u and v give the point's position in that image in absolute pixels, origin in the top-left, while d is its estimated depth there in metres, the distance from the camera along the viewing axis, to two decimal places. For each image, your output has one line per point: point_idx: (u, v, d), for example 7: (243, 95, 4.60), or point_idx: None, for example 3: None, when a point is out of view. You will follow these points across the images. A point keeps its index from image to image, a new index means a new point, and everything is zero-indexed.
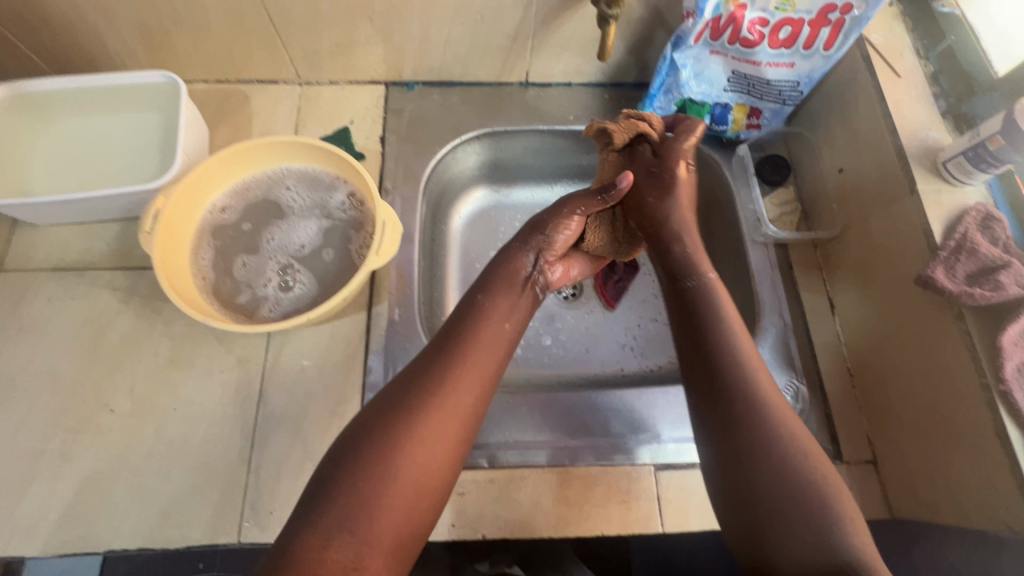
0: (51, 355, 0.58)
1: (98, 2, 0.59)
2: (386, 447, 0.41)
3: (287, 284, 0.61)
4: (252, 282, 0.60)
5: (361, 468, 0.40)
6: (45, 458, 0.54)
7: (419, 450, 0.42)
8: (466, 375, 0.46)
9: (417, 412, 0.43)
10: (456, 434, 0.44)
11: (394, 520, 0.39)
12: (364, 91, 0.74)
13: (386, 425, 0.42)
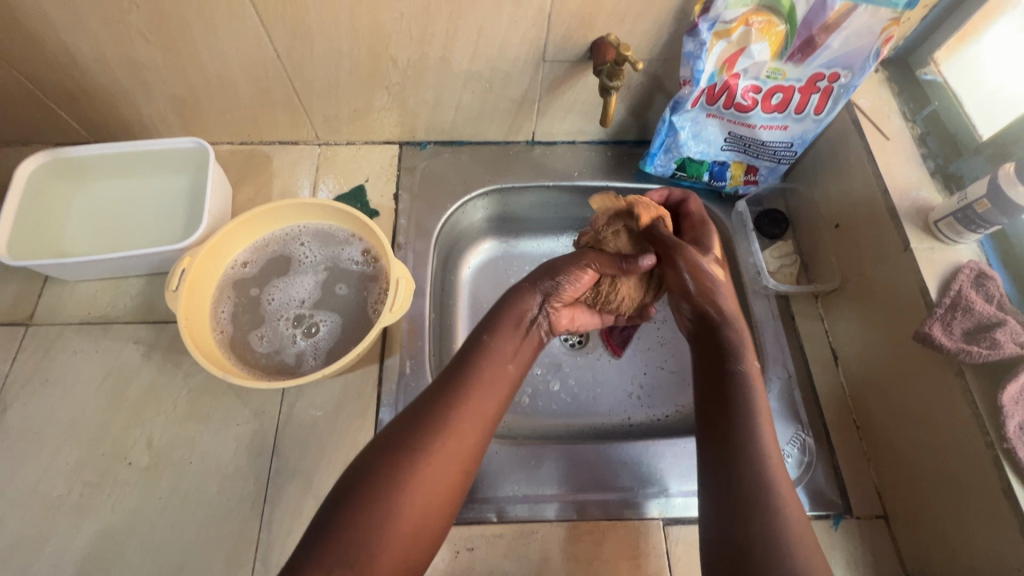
0: (74, 408, 0.60)
1: (137, 76, 0.65)
2: (383, 483, 0.42)
3: (310, 330, 0.63)
4: (272, 332, 0.63)
5: (366, 484, 0.42)
6: (63, 511, 0.56)
7: (418, 472, 0.43)
8: (471, 406, 0.48)
9: (426, 436, 0.45)
10: (457, 465, 0.45)
11: (390, 558, 0.40)
12: (379, 151, 0.78)
13: (394, 445, 0.44)
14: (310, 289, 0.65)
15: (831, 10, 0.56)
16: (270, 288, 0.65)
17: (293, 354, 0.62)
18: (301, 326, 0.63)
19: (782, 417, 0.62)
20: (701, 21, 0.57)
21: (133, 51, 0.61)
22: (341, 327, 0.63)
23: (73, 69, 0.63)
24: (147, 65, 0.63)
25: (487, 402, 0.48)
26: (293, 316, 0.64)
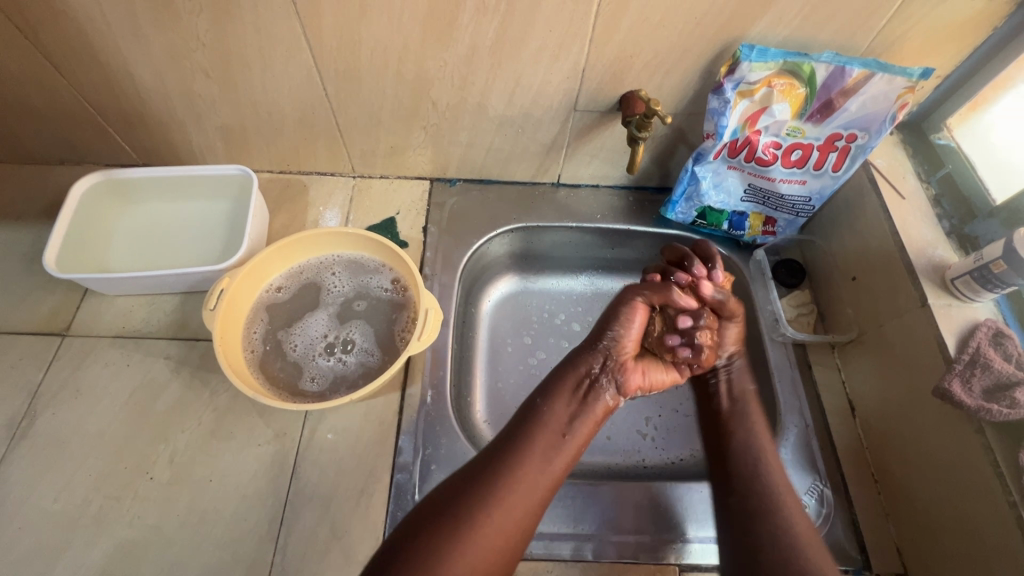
0: (102, 419, 0.61)
1: (192, 107, 0.69)
2: (441, 542, 0.46)
3: (353, 343, 0.65)
4: (310, 354, 0.64)
5: (467, 503, 0.48)
6: (81, 523, 0.56)
7: (472, 552, 0.46)
8: (519, 489, 0.50)
9: (531, 454, 0.52)
10: (517, 520, 0.49)
11: None
12: (411, 186, 0.81)
13: (443, 526, 0.47)
14: (336, 314, 0.67)
15: (849, 76, 0.59)
16: (306, 308, 0.67)
17: (319, 377, 0.63)
18: (344, 341, 0.65)
19: (800, 468, 0.62)
20: (726, 81, 0.60)
21: (192, 83, 0.66)
22: (381, 335, 0.66)
23: (134, 98, 0.68)
24: (204, 97, 0.68)
25: (540, 483, 0.51)
26: (329, 335, 0.66)
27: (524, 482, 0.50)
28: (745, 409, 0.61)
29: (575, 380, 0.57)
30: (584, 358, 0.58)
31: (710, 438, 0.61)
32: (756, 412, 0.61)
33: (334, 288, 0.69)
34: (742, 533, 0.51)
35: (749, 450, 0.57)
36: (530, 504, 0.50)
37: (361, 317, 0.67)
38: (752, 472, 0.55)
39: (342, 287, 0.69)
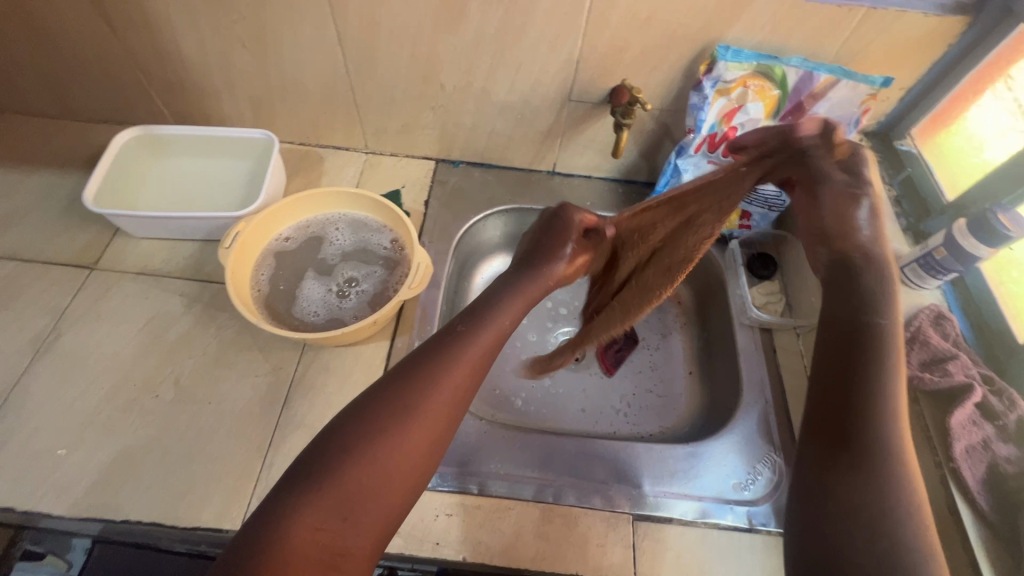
0: (118, 342, 0.68)
1: (229, 77, 0.77)
2: (379, 438, 0.42)
3: (355, 285, 0.72)
4: (327, 299, 0.71)
5: (411, 399, 0.44)
6: (92, 428, 0.62)
7: (371, 477, 0.41)
8: (456, 384, 0.46)
9: (474, 350, 0.48)
10: (449, 420, 0.46)
11: (382, 508, 0.41)
12: (417, 164, 0.88)
13: (382, 423, 0.43)
14: (337, 267, 0.73)
15: (816, 81, 0.66)
16: (311, 259, 0.74)
17: (316, 320, 0.69)
18: (350, 282, 0.72)
19: (755, 441, 0.66)
20: (705, 78, 0.67)
21: (230, 55, 0.74)
22: (386, 273, 0.72)
23: (178, 65, 0.76)
24: (238, 67, 0.76)
25: (439, 412, 0.45)
26: (331, 284, 0.72)
27: (431, 412, 0.44)
28: (881, 346, 0.44)
29: (500, 320, 0.52)
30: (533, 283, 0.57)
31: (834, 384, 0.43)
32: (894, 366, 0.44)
33: (337, 242, 0.75)
34: (849, 533, 0.36)
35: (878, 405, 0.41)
36: (436, 425, 0.45)
37: (361, 270, 0.73)
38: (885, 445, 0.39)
39: (346, 241, 0.75)
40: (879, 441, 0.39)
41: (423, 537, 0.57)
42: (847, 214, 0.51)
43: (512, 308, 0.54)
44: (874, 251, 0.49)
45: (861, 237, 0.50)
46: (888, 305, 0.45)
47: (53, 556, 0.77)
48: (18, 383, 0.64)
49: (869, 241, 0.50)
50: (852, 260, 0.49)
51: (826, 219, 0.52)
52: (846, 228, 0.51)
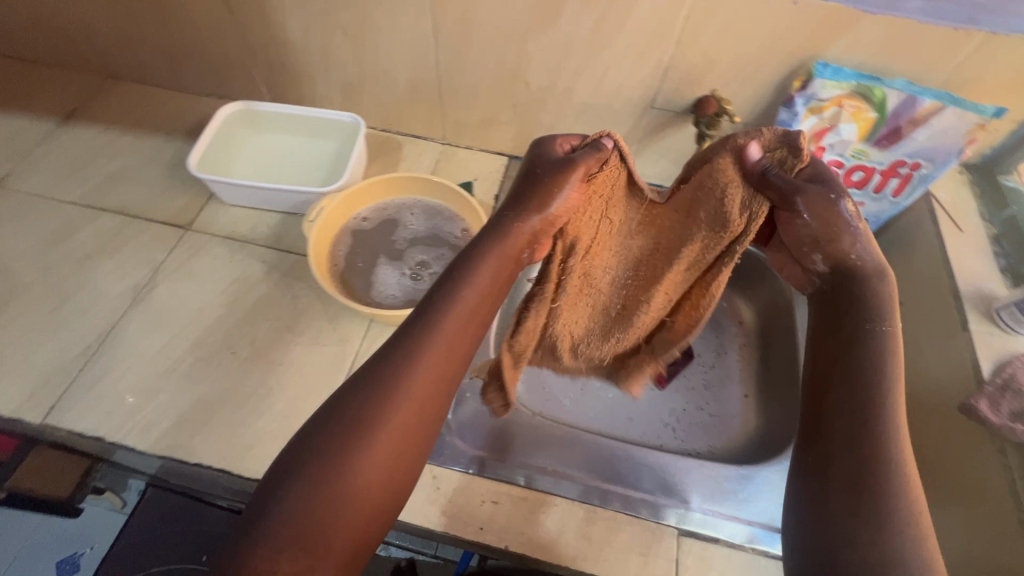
0: (204, 298, 0.73)
1: (326, 61, 0.81)
2: (346, 438, 0.41)
3: (427, 269, 0.74)
4: (402, 283, 0.73)
5: (382, 395, 0.43)
6: (175, 374, 0.66)
7: (341, 483, 0.40)
8: (435, 369, 0.45)
9: (457, 327, 0.47)
10: (429, 409, 0.45)
11: (364, 504, 0.41)
12: (491, 159, 0.90)
13: (346, 421, 0.42)
14: (412, 249, 0.76)
15: (919, 106, 0.62)
16: (385, 240, 0.76)
17: (387, 297, 0.71)
18: (422, 265, 0.74)
19: None
20: (797, 95, 0.66)
21: (330, 40, 0.78)
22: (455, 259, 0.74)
23: (281, 47, 0.81)
24: (336, 53, 0.80)
25: (417, 401, 0.44)
26: (404, 265, 0.74)
27: (394, 420, 0.43)
28: (877, 352, 0.45)
29: (451, 323, 0.47)
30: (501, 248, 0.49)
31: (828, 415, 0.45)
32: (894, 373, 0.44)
33: (411, 226, 0.78)
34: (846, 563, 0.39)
35: (874, 428, 0.43)
36: (399, 437, 0.43)
37: (433, 255, 0.75)
38: (885, 473, 0.41)
39: (419, 226, 0.78)
40: (880, 477, 0.41)
41: (468, 520, 0.58)
42: (848, 260, 0.48)
43: (481, 280, 0.48)
44: (876, 294, 0.47)
45: (854, 267, 0.48)
46: (889, 316, 0.46)
47: (109, 493, 0.88)
48: (115, 326, 0.70)
49: (873, 286, 0.47)
50: (840, 306, 0.48)
51: (813, 267, 0.51)
52: (845, 268, 0.48)
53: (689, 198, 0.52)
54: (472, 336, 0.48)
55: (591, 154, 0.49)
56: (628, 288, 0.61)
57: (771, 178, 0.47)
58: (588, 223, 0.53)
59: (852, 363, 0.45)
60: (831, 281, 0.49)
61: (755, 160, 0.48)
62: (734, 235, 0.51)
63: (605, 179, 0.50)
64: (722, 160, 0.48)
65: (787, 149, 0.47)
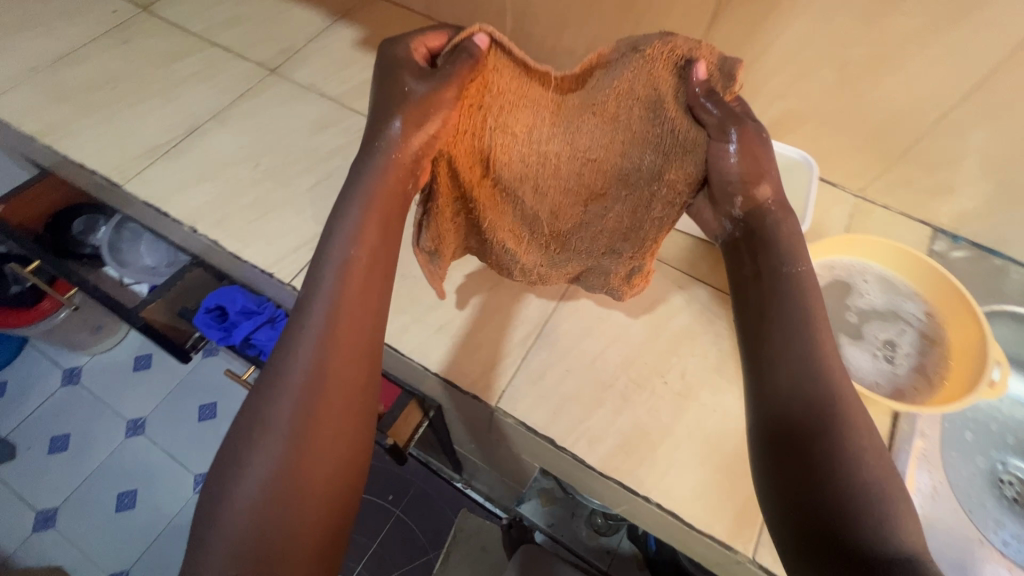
0: (629, 313, 0.70)
1: (785, 88, 0.74)
2: (297, 395, 0.44)
3: (897, 350, 0.64)
4: (877, 365, 0.63)
5: (331, 341, 0.45)
6: (611, 391, 0.65)
7: (311, 450, 0.43)
8: (362, 303, 0.47)
9: (377, 243, 0.49)
10: (365, 346, 0.47)
11: (327, 454, 0.44)
12: (911, 226, 0.80)
13: (309, 384, 0.44)
14: (878, 324, 0.66)
15: None
16: (836, 304, 0.68)
17: (863, 375, 0.63)
18: (892, 345, 0.65)
19: None
20: None
21: (815, 70, 0.70)
22: (923, 336, 0.65)
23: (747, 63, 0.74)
24: (809, 82, 0.72)
25: (354, 343, 0.46)
26: (873, 342, 0.65)
27: (327, 361, 0.45)
28: (794, 295, 0.48)
29: (371, 239, 0.49)
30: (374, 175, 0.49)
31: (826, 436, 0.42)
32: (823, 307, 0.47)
33: (862, 294, 0.68)
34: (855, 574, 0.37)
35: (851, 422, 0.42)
36: (348, 368, 0.46)
37: (906, 340, 0.65)
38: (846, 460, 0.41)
39: (874, 297, 0.68)
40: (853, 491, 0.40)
41: None
42: (761, 203, 0.51)
43: (367, 221, 0.49)
44: (789, 234, 0.50)
45: (767, 203, 0.51)
46: (802, 255, 0.49)
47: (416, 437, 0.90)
48: (547, 322, 0.70)
49: (776, 225, 0.50)
50: (756, 262, 0.50)
51: (729, 215, 0.52)
52: (753, 212, 0.51)
53: (612, 102, 0.47)
54: (396, 232, 0.51)
55: (459, 65, 0.46)
56: (601, 216, 0.57)
57: (707, 107, 0.45)
58: (472, 144, 0.51)
59: (799, 312, 0.47)
60: (743, 222, 0.52)
61: (699, 81, 0.45)
62: (678, 142, 0.48)
63: (483, 87, 0.48)
64: (633, 70, 0.45)
65: (728, 78, 0.45)
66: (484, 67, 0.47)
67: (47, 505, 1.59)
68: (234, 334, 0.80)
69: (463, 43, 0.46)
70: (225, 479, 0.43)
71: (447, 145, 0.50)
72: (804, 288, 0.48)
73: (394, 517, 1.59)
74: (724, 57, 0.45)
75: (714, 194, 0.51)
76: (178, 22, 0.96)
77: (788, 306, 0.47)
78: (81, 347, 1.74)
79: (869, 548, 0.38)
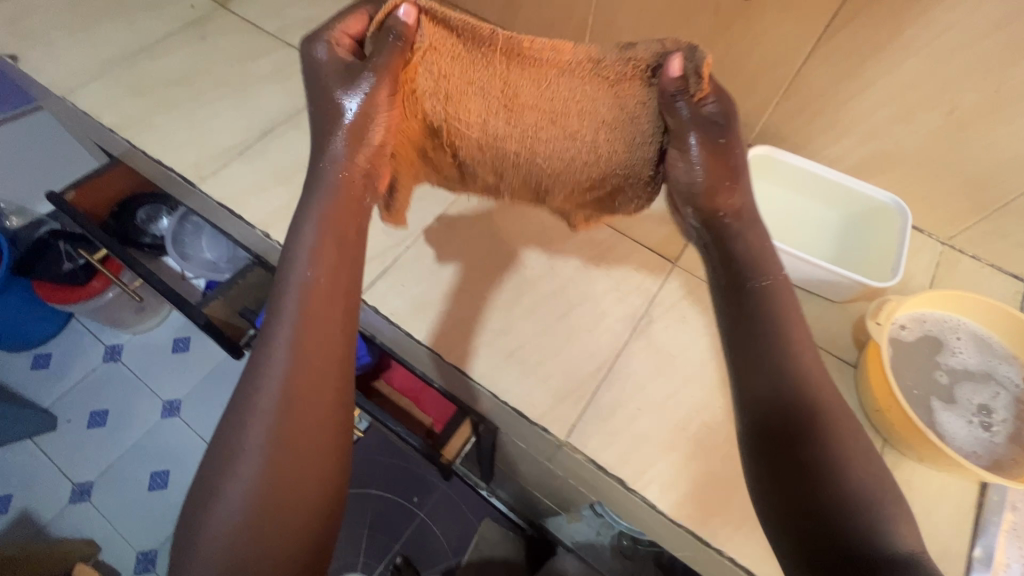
0: (704, 352, 0.68)
1: (880, 128, 0.71)
2: (274, 368, 0.47)
3: (995, 417, 0.60)
4: (973, 433, 0.60)
5: (298, 316, 0.48)
6: (685, 434, 0.62)
7: (293, 412, 0.46)
8: (327, 278, 0.50)
9: (339, 225, 0.53)
10: (330, 314, 0.50)
11: (310, 413, 0.46)
12: (1004, 279, 0.76)
13: (281, 354, 0.47)
14: (974, 386, 0.63)
15: None
16: (928, 361, 0.64)
17: (957, 441, 0.60)
18: (988, 410, 0.61)
19: None
20: None
21: (916, 112, 0.67)
22: (1020, 401, 0.61)
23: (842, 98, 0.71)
24: (908, 123, 0.69)
25: (321, 313, 0.49)
26: (968, 406, 0.61)
27: (296, 330, 0.48)
28: (773, 314, 0.49)
29: (330, 250, 0.51)
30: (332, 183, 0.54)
31: (791, 435, 0.45)
32: (794, 320, 0.49)
33: (956, 352, 0.64)
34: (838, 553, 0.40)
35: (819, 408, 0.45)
36: (318, 335, 0.48)
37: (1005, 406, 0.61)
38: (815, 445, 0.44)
39: (968, 356, 0.64)
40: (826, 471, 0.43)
41: None
42: (735, 210, 0.54)
43: (314, 223, 0.52)
44: (752, 247, 0.53)
45: (725, 215, 0.54)
46: (768, 265, 0.51)
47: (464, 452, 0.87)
48: (619, 354, 0.67)
49: (737, 237, 0.54)
50: (723, 262, 0.53)
51: (687, 220, 0.57)
52: (717, 219, 0.55)
53: (567, 84, 0.55)
54: (351, 248, 0.53)
55: (387, 50, 0.52)
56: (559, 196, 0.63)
57: (677, 106, 0.52)
58: (414, 120, 0.58)
59: (752, 331, 0.48)
60: (703, 230, 0.55)
61: (674, 76, 0.52)
62: (626, 119, 0.56)
63: (423, 66, 0.55)
64: (597, 63, 0.54)
65: (699, 78, 0.51)
66: (418, 47, 0.53)
67: (84, 479, 1.63)
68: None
69: (393, 18, 0.52)
70: (222, 463, 0.45)
71: (389, 132, 0.56)
72: (777, 291, 0.50)
73: (417, 521, 1.59)
74: (696, 51, 0.51)
75: (675, 197, 0.56)
76: (254, 21, 0.97)
77: (766, 306, 0.50)
78: (119, 323, 1.78)
79: (843, 519, 0.41)
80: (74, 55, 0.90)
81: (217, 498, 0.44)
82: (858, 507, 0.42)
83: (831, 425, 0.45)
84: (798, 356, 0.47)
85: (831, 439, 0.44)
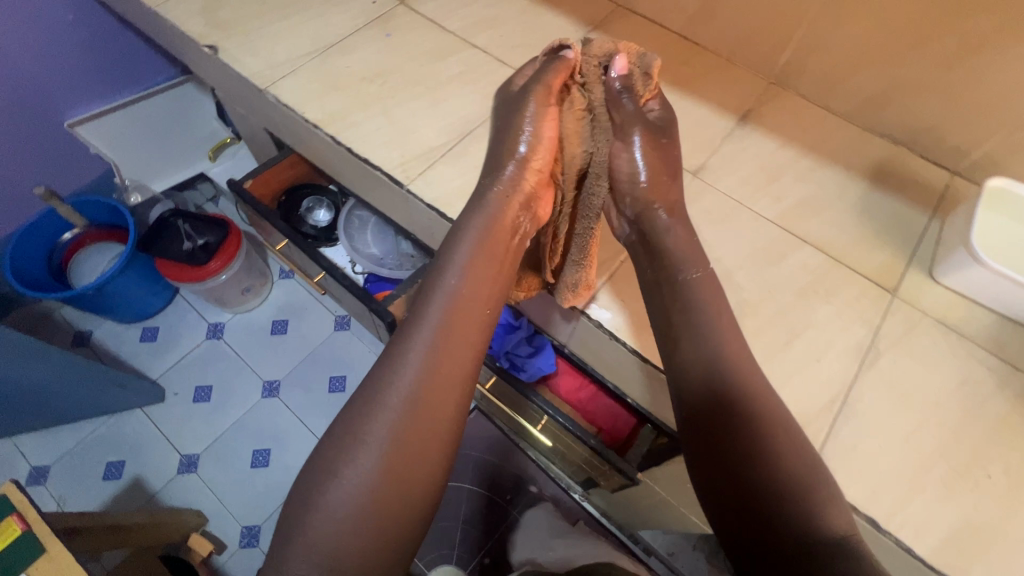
0: (940, 392, 0.65)
1: None
2: (426, 358, 0.61)
3: None
4: None
5: (450, 320, 0.63)
6: (929, 477, 0.61)
7: (429, 399, 0.60)
8: (476, 291, 0.65)
9: (489, 248, 0.66)
10: (478, 323, 0.65)
11: (437, 399, 0.61)
12: None
13: (433, 346, 0.62)
14: None
15: None
16: None
17: None
18: None
19: None
20: None
21: None
22: None
23: None
24: None
25: (466, 319, 0.64)
26: None
27: (448, 334, 0.63)
28: (701, 296, 0.64)
29: (479, 270, 0.66)
30: (496, 216, 0.67)
31: (730, 410, 0.57)
32: (716, 307, 0.63)
33: None
34: (755, 519, 0.54)
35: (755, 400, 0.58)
36: (461, 341, 0.63)
37: None
38: (750, 429, 0.56)
39: None
40: (755, 451, 0.56)
41: None
42: (654, 211, 0.65)
43: (469, 241, 0.66)
44: (678, 250, 0.65)
45: (658, 210, 0.65)
46: (696, 262, 0.65)
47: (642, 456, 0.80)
48: (853, 389, 0.65)
49: (664, 229, 0.65)
50: (644, 252, 0.67)
51: (624, 217, 0.68)
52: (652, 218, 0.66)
53: (603, 106, 0.62)
54: (501, 270, 0.67)
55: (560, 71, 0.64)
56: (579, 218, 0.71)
57: (625, 99, 0.60)
58: (575, 155, 0.67)
59: (691, 319, 0.62)
60: (636, 224, 0.67)
61: (622, 73, 0.60)
62: (605, 121, 0.63)
63: (575, 98, 0.64)
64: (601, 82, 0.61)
65: (646, 77, 0.60)
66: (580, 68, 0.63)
67: (190, 451, 1.69)
68: (491, 343, 0.91)
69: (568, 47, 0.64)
70: (364, 416, 0.59)
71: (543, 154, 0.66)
72: (702, 284, 0.64)
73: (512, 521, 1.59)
74: (645, 55, 0.60)
75: (619, 196, 0.66)
76: (436, 19, 0.97)
77: (693, 291, 0.63)
78: (225, 304, 1.83)
79: (774, 495, 0.54)
80: (269, 48, 0.91)
81: (354, 456, 0.57)
82: (779, 482, 0.55)
83: (757, 408, 0.58)
84: (735, 352, 0.61)
85: (757, 421, 0.57)
